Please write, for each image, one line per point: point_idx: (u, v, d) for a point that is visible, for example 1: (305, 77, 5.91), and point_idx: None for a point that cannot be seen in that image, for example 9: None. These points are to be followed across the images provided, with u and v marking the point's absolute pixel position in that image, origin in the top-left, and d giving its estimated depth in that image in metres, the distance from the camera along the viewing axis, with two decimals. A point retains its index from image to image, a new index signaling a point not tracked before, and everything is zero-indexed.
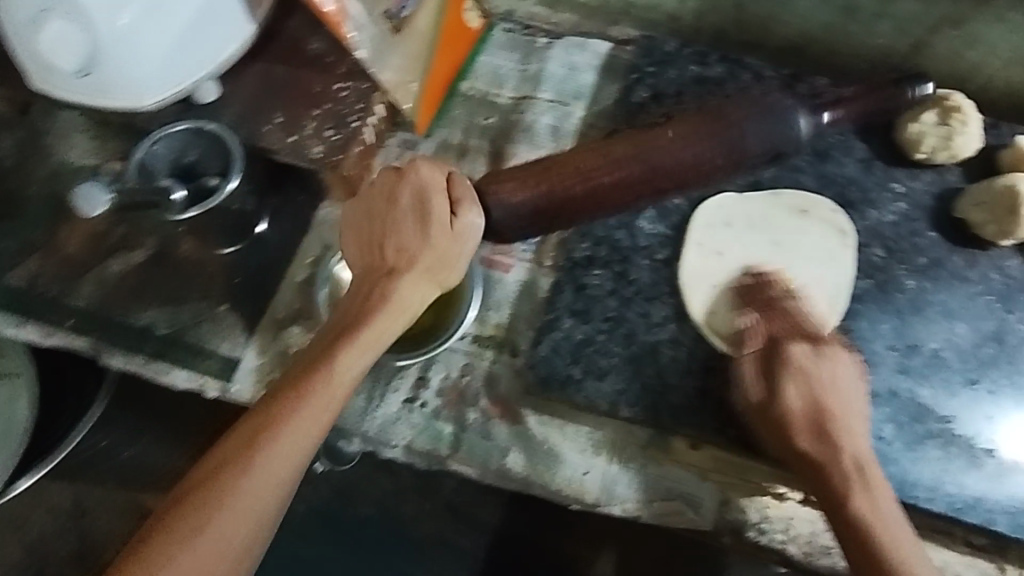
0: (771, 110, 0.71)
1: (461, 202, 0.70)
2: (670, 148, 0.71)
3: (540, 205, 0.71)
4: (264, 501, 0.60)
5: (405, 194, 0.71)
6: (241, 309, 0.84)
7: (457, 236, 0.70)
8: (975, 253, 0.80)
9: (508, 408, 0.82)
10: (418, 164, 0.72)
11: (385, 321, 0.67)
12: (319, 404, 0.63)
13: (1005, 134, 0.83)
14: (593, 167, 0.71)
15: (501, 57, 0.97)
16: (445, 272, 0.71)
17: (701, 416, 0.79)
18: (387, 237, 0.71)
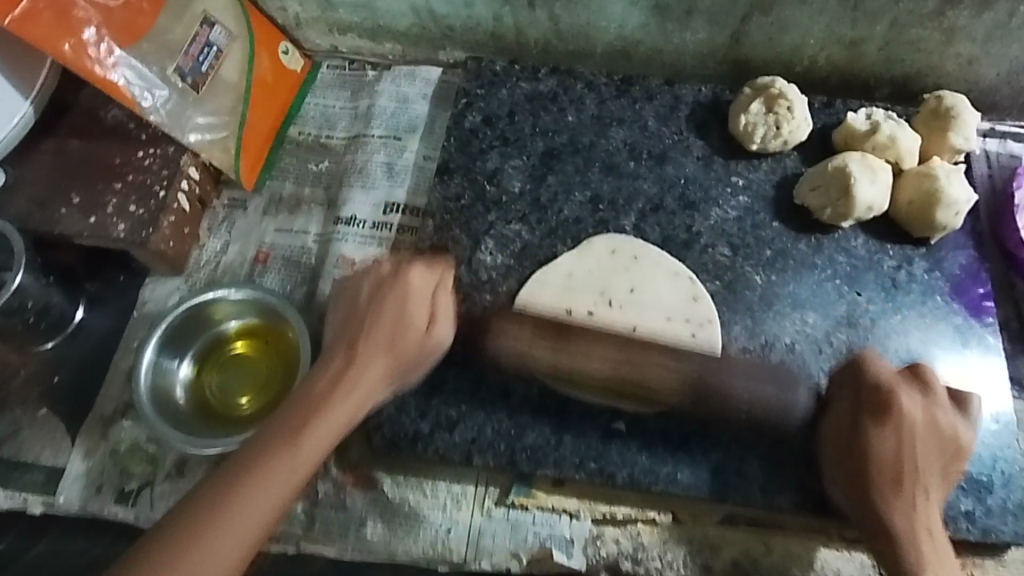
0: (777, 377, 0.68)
1: (435, 290, 0.67)
2: (693, 380, 0.66)
3: (539, 369, 0.67)
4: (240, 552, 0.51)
5: (387, 295, 0.64)
6: (65, 412, 0.72)
7: (424, 350, 0.64)
8: (821, 238, 0.76)
9: (363, 476, 0.68)
10: (410, 269, 0.67)
11: (362, 392, 0.60)
12: (303, 453, 0.55)
13: (839, 111, 0.82)
14: (606, 353, 0.67)
15: (331, 97, 0.89)
16: (411, 372, 0.65)
17: (562, 453, 0.66)
18: (359, 334, 0.62)
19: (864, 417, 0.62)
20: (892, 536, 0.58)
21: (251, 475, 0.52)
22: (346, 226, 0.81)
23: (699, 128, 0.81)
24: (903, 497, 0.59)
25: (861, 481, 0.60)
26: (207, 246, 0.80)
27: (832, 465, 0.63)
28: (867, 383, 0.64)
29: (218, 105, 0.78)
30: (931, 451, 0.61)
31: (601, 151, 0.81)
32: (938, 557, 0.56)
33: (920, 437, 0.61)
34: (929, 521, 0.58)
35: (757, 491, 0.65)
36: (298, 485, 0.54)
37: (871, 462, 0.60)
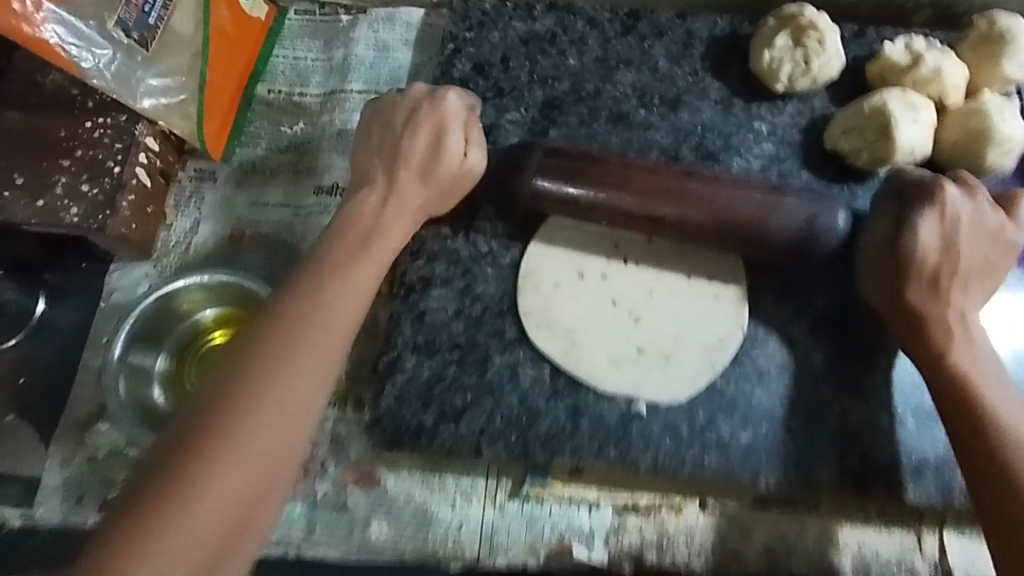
0: (821, 200, 0.59)
1: (467, 118, 0.60)
2: (727, 202, 0.58)
3: (561, 172, 0.59)
4: (305, 405, 0.47)
5: (421, 118, 0.59)
6: (35, 418, 0.66)
7: (457, 182, 0.59)
8: (855, 186, 0.69)
9: (364, 472, 0.63)
10: (442, 94, 0.60)
11: (325, 336, 0.49)
12: (274, 407, 0.46)
13: (873, 41, 0.73)
14: (623, 188, 0.59)
15: (302, 49, 0.79)
16: (443, 207, 0.60)
17: (580, 438, 0.60)
18: (392, 162, 0.58)
19: (909, 206, 0.55)
20: (942, 364, 0.53)
21: (242, 396, 0.45)
22: (328, 194, 0.73)
23: (716, 68, 0.72)
24: (943, 318, 0.54)
25: (914, 330, 0.55)
26: (174, 225, 0.72)
27: (875, 294, 0.57)
28: (909, 182, 0.56)
29: (172, 64, 0.68)
30: (980, 259, 0.56)
31: (607, 98, 0.72)
32: (994, 381, 0.52)
33: (970, 232, 0.55)
34: (961, 306, 0.55)
35: (795, 471, 0.60)
36: (266, 455, 0.45)
37: (910, 266, 0.54)
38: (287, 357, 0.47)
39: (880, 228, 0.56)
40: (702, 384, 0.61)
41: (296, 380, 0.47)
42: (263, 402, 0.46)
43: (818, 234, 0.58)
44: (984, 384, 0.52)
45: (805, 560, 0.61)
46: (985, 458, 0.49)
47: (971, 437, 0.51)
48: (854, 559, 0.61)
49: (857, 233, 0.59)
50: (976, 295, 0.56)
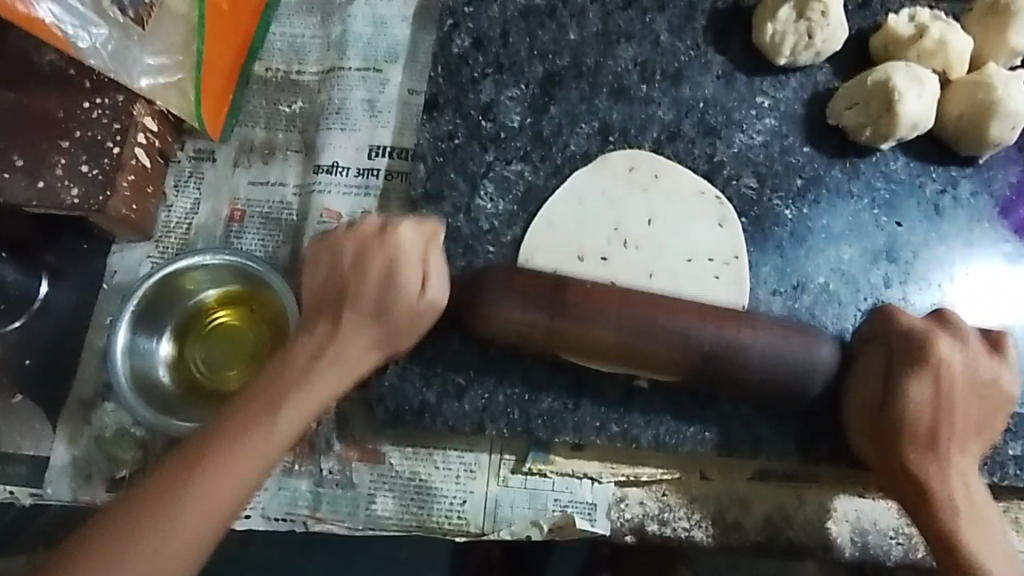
0: (803, 332, 0.57)
1: (425, 254, 0.56)
2: (725, 355, 0.55)
3: (530, 305, 0.56)
4: (223, 506, 0.47)
5: (371, 260, 0.55)
6: (41, 398, 0.66)
7: (417, 319, 0.55)
8: (857, 161, 0.68)
9: (369, 449, 0.63)
10: (399, 226, 0.56)
11: (248, 445, 0.48)
12: (193, 509, 0.46)
13: (879, 11, 0.72)
14: (604, 313, 0.55)
15: (299, 25, 0.78)
16: (405, 340, 0.56)
17: (581, 415, 0.61)
18: (341, 304, 0.54)
19: (899, 369, 0.54)
20: (944, 536, 0.51)
21: (187, 482, 0.47)
22: (327, 174, 0.73)
23: (718, 40, 0.72)
24: (924, 429, 0.53)
25: (892, 448, 0.54)
26: (175, 205, 0.72)
27: (855, 408, 0.56)
28: (897, 329, 0.55)
29: (167, 41, 0.66)
30: (969, 400, 0.53)
31: (608, 74, 0.71)
32: (989, 539, 0.51)
33: (965, 393, 0.53)
34: (960, 462, 0.53)
35: (793, 446, 0.60)
36: (184, 555, 0.46)
37: (904, 430, 0.53)
38: (244, 439, 0.48)
39: (872, 379, 0.55)
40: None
41: (243, 464, 0.48)
42: (208, 484, 0.47)
43: (802, 366, 0.56)
44: (985, 551, 0.51)
45: (803, 530, 0.62)
46: (964, 552, 0.50)
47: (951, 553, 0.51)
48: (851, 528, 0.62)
49: (845, 369, 0.57)
50: (963, 416, 0.53)
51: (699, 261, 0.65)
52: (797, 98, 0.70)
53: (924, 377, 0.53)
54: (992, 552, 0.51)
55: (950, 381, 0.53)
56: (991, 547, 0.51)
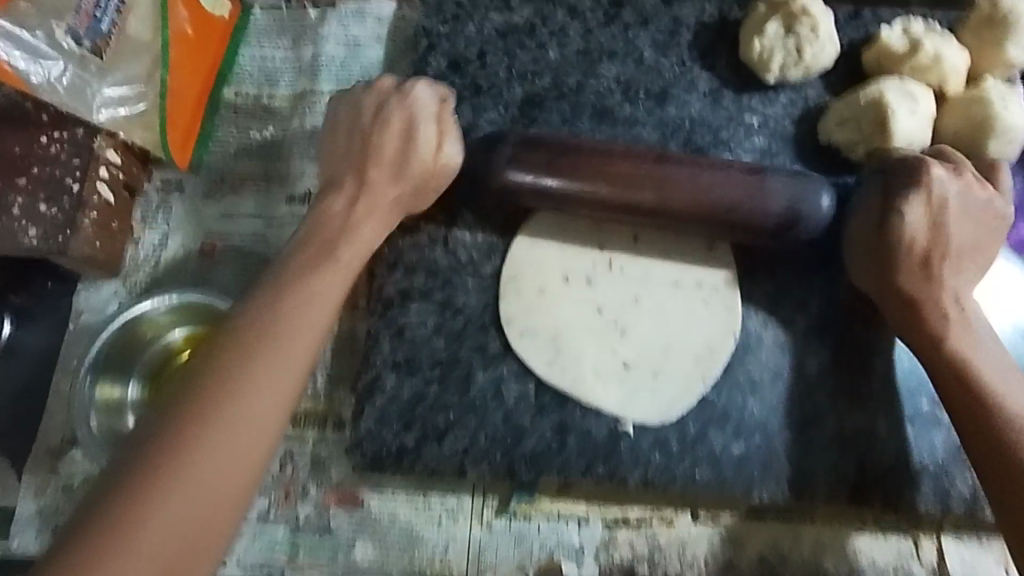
0: (804, 176, 0.59)
1: (438, 112, 0.60)
2: (716, 185, 0.57)
3: (552, 158, 0.58)
4: (266, 428, 0.44)
5: (392, 116, 0.59)
6: (6, 447, 0.64)
7: (432, 173, 0.59)
8: (851, 181, 0.66)
9: (347, 494, 0.61)
10: (415, 86, 0.60)
11: (270, 364, 0.45)
12: (228, 416, 0.43)
13: (870, 23, 0.69)
14: (596, 175, 0.58)
15: (269, 46, 0.75)
16: (422, 203, 0.60)
17: (566, 456, 0.58)
18: (367, 145, 0.59)
19: (899, 186, 0.55)
20: (938, 342, 0.53)
21: (223, 402, 0.43)
22: (301, 204, 0.70)
23: (704, 56, 0.69)
24: (914, 241, 0.54)
25: (907, 313, 0.55)
26: (143, 241, 0.70)
27: (860, 274, 0.58)
28: (894, 163, 0.56)
29: (131, 69, 0.65)
30: (968, 251, 0.56)
31: (590, 94, 0.68)
32: (962, 324, 0.54)
33: (959, 218, 0.55)
34: (957, 289, 0.55)
35: (787, 484, 0.58)
36: (222, 484, 0.42)
37: (897, 250, 0.54)
38: (207, 415, 0.43)
39: (874, 217, 0.55)
40: (694, 399, 0.59)
41: (225, 463, 0.42)
42: (223, 436, 0.42)
43: (807, 216, 0.58)
44: (1002, 390, 0.51)
45: (800, 570, 0.59)
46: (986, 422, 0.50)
47: (981, 420, 0.50)
48: (853, 569, 0.59)
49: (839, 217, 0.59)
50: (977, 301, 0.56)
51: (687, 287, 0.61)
52: (787, 115, 0.67)
53: (920, 172, 0.55)
54: None
55: (945, 215, 0.55)
56: (987, 358, 0.53)
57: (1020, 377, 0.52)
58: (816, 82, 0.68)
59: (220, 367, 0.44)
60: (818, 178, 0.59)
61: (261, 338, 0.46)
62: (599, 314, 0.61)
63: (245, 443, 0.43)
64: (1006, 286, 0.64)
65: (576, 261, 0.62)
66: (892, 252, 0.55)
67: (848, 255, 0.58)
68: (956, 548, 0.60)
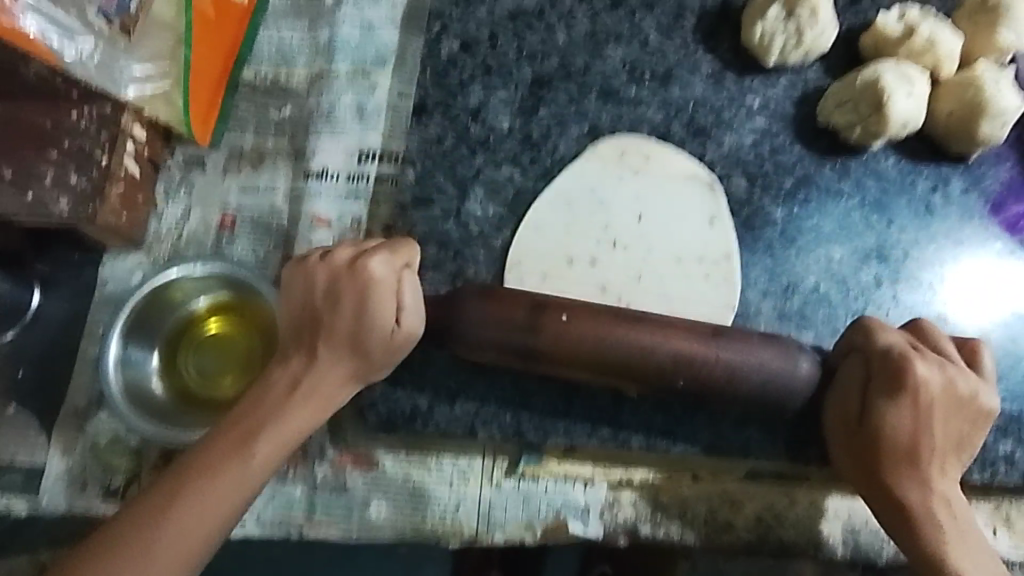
0: (783, 351, 0.55)
1: (399, 282, 0.56)
2: (685, 359, 0.53)
3: (508, 321, 0.54)
4: (202, 530, 0.50)
5: (349, 280, 0.56)
6: (35, 408, 0.66)
7: (394, 347, 0.56)
8: (847, 161, 0.68)
9: (361, 455, 0.64)
10: (400, 246, 0.58)
11: (224, 482, 0.51)
12: (184, 518, 0.50)
13: (868, 9, 0.71)
14: (569, 351, 0.54)
15: (286, 29, 0.78)
16: (410, 318, 0.56)
17: (572, 419, 0.61)
18: (318, 314, 0.56)
19: (878, 389, 0.54)
20: (892, 493, 0.53)
21: (175, 506, 0.50)
22: (318, 180, 0.73)
23: (707, 40, 0.71)
24: (901, 446, 0.54)
25: (867, 460, 0.54)
26: (165, 214, 0.72)
27: (835, 429, 0.57)
28: (877, 349, 0.55)
29: (154, 50, 0.68)
30: (950, 434, 0.54)
31: (596, 75, 0.71)
32: (943, 491, 0.54)
33: (942, 412, 0.54)
34: (940, 488, 0.54)
35: (783, 446, 0.61)
36: (173, 567, 0.49)
37: (884, 446, 0.54)
38: (167, 506, 0.50)
39: (851, 403, 0.55)
40: None
41: (173, 535, 0.49)
42: (196, 507, 0.50)
43: (778, 385, 0.54)
44: (958, 554, 0.52)
45: (794, 529, 0.62)
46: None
47: (925, 560, 0.52)
48: (845, 529, 0.62)
49: (827, 382, 0.57)
50: (948, 483, 0.54)
51: (688, 259, 0.65)
52: (787, 96, 0.70)
53: (920, 383, 0.53)
54: (974, 564, 0.52)
55: (929, 412, 0.54)
56: (971, 562, 0.52)
57: (985, 546, 0.54)
58: (815, 64, 0.70)
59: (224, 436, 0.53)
60: (798, 351, 0.55)
61: (257, 434, 0.53)
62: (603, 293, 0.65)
63: (179, 538, 0.49)
64: (993, 262, 0.66)
65: (578, 244, 0.66)
66: (882, 454, 0.54)
67: (829, 403, 0.57)
68: None
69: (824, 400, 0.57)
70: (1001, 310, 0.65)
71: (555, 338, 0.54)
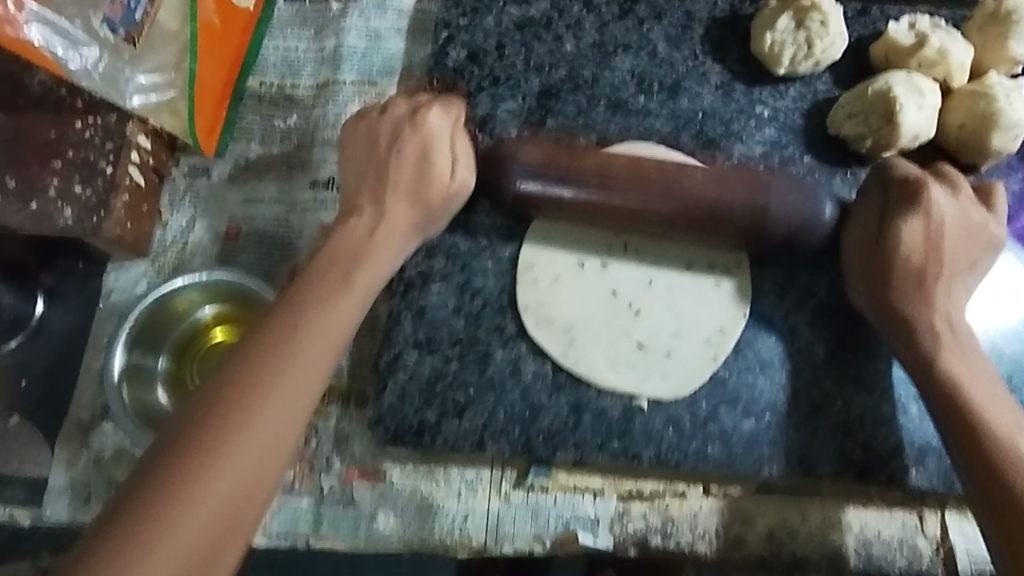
0: (808, 192, 0.61)
1: (453, 134, 0.63)
2: (710, 189, 0.59)
3: (547, 154, 0.61)
4: (279, 440, 0.48)
5: (410, 142, 0.62)
6: (38, 421, 0.66)
7: (449, 199, 0.62)
8: (858, 172, 0.68)
9: (369, 469, 0.63)
10: (428, 112, 0.63)
11: (285, 390, 0.49)
12: (241, 444, 0.47)
13: (877, 20, 0.71)
14: (640, 196, 0.60)
15: (292, 39, 0.77)
16: (433, 225, 0.63)
17: (581, 433, 0.61)
18: (382, 174, 0.61)
19: (895, 205, 0.59)
20: (932, 366, 0.55)
21: (241, 418, 0.48)
22: (324, 190, 0.72)
23: (715, 51, 0.71)
24: (905, 262, 0.58)
25: (900, 334, 0.58)
26: (170, 223, 0.72)
27: (858, 290, 0.61)
28: (895, 180, 0.59)
29: (159, 60, 0.67)
30: (960, 257, 0.59)
31: (605, 85, 0.70)
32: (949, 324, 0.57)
33: (952, 237, 0.58)
34: (947, 310, 0.58)
35: (795, 460, 0.60)
36: (237, 495, 0.46)
37: (893, 262, 0.58)
38: (227, 432, 0.47)
39: (859, 226, 0.60)
40: (704, 378, 0.61)
41: (246, 459, 0.47)
42: (228, 456, 0.46)
43: (804, 225, 0.61)
44: (976, 391, 0.54)
45: (806, 544, 0.62)
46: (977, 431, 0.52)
47: (985, 464, 0.51)
48: (857, 542, 0.62)
49: (842, 221, 0.62)
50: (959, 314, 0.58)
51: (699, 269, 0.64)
52: (796, 106, 0.69)
53: (921, 200, 0.58)
54: (995, 401, 0.54)
55: (937, 232, 0.58)
56: (993, 400, 0.54)
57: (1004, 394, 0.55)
58: (824, 75, 0.70)
59: (230, 389, 0.48)
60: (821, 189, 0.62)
61: (273, 376, 0.49)
62: (614, 298, 0.63)
63: (248, 466, 0.47)
64: (1005, 275, 0.66)
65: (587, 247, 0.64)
66: (908, 330, 0.57)
67: (845, 256, 0.62)
68: (956, 525, 0.63)
69: (841, 247, 0.62)
70: (1017, 322, 0.65)
71: (609, 197, 0.60)
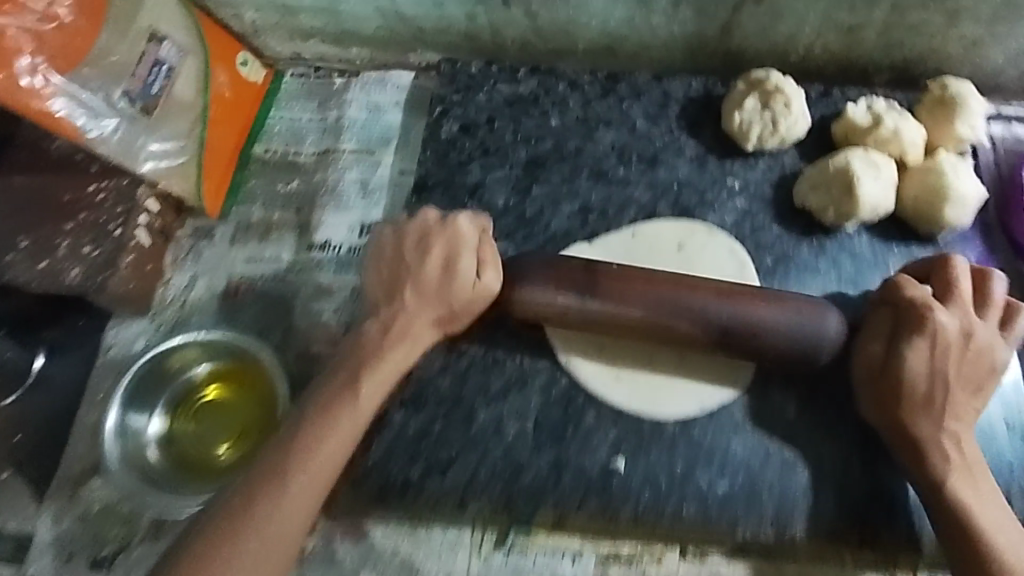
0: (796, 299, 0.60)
1: (480, 243, 0.63)
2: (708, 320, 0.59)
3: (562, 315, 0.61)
4: (289, 533, 0.53)
5: (436, 246, 0.62)
6: (29, 476, 0.67)
7: (474, 299, 0.61)
8: (823, 241, 0.72)
9: (353, 524, 0.64)
10: (457, 219, 0.63)
11: (302, 487, 0.53)
12: (249, 545, 0.51)
13: (837, 102, 0.77)
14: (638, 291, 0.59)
15: (297, 109, 0.83)
16: (458, 323, 0.63)
17: (561, 490, 0.62)
18: (405, 283, 0.62)
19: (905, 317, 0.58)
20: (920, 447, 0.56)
21: (246, 516, 0.52)
22: (321, 252, 0.76)
23: (691, 126, 0.77)
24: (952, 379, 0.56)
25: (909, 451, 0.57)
26: (172, 282, 0.75)
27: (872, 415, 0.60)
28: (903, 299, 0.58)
29: (174, 128, 0.72)
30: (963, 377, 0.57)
31: (588, 157, 0.76)
32: (969, 440, 0.56)
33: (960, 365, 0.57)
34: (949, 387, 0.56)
35: (768, 521, 0.62)
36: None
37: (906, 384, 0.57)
38: (234, 526, 0.51)
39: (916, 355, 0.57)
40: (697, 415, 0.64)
41: (244, 560, 0.51)
42: (293, 494, 0.53)
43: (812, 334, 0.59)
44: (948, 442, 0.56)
45: None
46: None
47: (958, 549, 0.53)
48: None
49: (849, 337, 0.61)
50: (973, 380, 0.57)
51: None
52: (765, 179, 0.74)
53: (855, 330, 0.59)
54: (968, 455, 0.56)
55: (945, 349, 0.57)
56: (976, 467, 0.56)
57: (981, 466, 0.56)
58: (791, 150, 0.75)
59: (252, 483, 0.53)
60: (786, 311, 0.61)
61: (311, 461, 0.54)
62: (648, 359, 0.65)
63: (255, 561, 0.51)
64: None
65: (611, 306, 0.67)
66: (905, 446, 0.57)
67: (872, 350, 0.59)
68: None
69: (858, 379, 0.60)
70: None
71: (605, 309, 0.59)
